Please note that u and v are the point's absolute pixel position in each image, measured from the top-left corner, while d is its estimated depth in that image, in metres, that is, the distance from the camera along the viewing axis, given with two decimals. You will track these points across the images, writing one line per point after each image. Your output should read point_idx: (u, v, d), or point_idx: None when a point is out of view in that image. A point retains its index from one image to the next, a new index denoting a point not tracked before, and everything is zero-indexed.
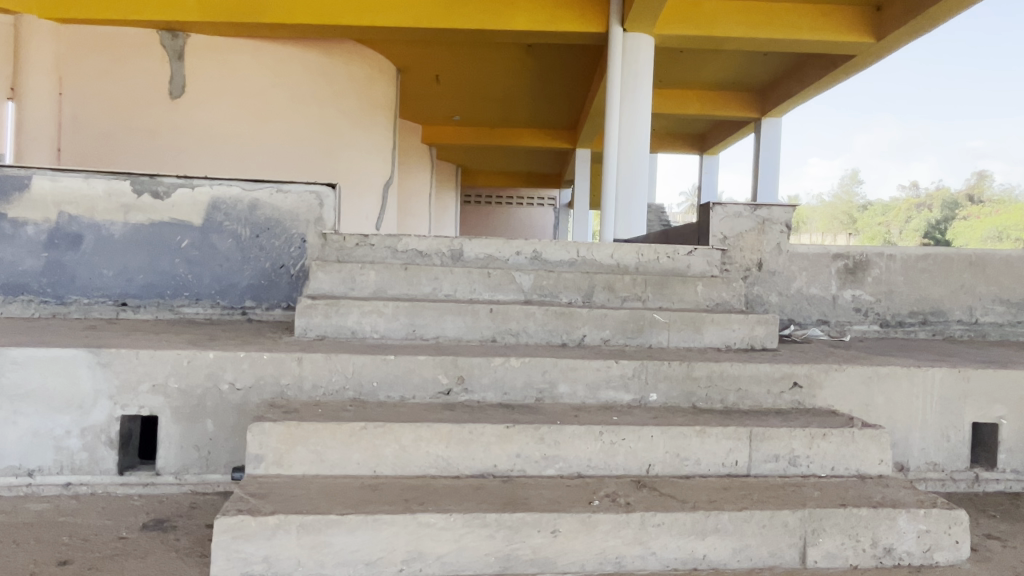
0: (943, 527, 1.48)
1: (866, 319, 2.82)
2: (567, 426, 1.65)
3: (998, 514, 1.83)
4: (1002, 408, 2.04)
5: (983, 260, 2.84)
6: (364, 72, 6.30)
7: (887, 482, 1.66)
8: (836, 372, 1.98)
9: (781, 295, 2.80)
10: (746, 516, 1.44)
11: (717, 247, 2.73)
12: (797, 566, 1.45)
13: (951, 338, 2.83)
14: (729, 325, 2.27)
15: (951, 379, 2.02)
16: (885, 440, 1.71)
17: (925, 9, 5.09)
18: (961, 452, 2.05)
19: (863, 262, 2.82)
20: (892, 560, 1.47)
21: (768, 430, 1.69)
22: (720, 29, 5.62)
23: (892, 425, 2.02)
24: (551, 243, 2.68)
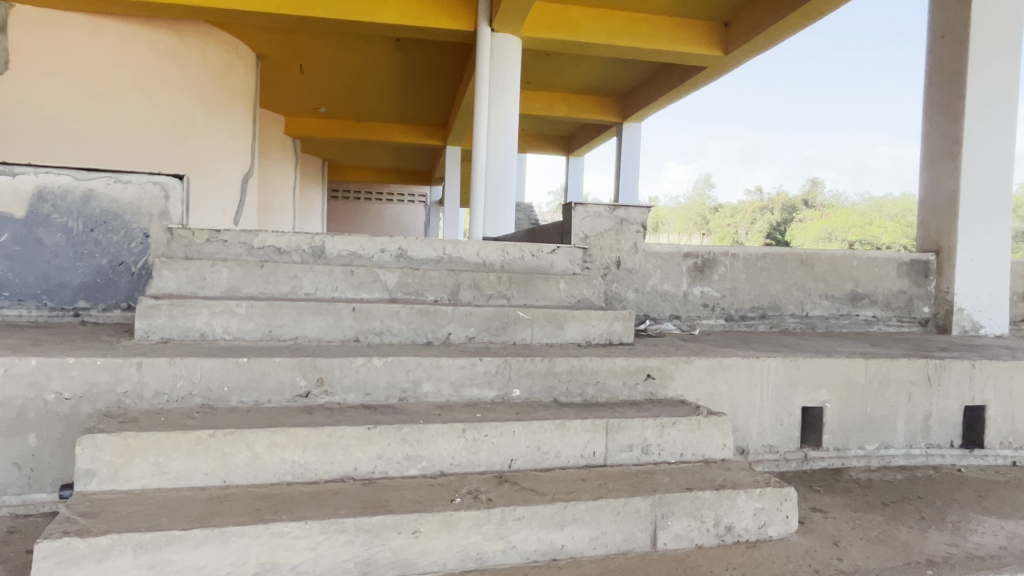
0: (775, 504, 1.62)
1: (713, 314, 3.03)
2: (429, 424, 1.64)
3: (822, 489, 2.03)
4: (827, 393, 2.26)
5: (813, 258, 3.13)
6: (220, 57, 5.92)
7: (728, 466, 1.79)
8: (685, 364, 2.11)
9: (637, 292, 2.94)
10: (602, 505, 1.49)
11: (578, 246, 2.82)
12: (648, 549, 1.53)
13: (786, 330, 3.10)
14: (590, 321, 2.36)
15: (784, 368, 2.22)
16: (726, 426, 1.85)
17: (765, 28, 5.54)
18: (792, 434, 2.25)
19: (710, 260, 3.02)
20: (732, 537, 1.59)
21: (623, 421, 1.77)
22: (583, 35, 5.82)
23: (735, 412, 2.17)
24: (417, 241, 2.65)
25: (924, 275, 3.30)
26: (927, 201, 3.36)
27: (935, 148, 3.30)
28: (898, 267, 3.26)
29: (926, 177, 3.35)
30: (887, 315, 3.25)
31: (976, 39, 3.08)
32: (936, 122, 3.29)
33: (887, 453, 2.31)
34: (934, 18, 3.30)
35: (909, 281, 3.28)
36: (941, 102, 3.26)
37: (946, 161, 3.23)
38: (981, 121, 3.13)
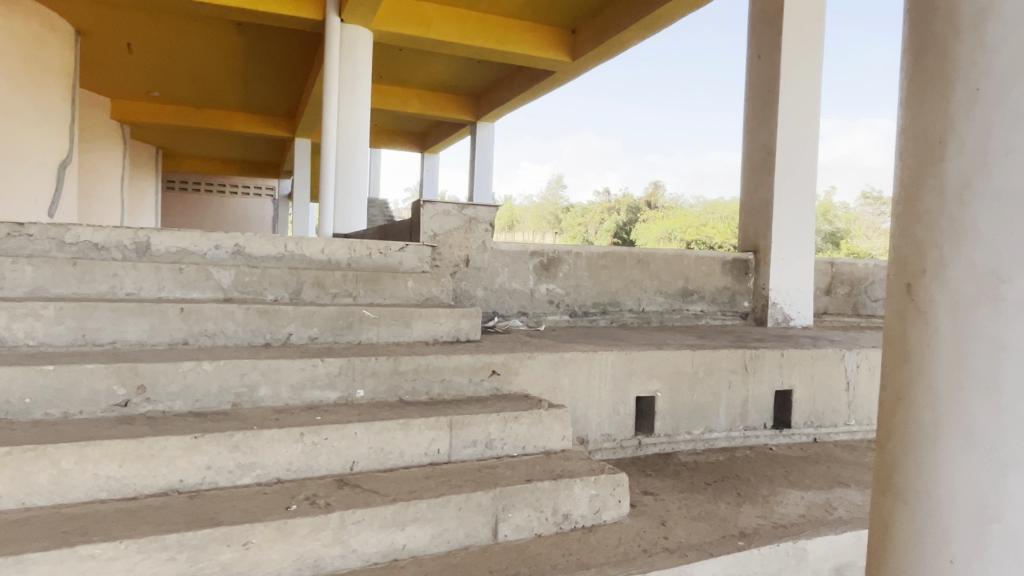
0: (609, 490, 1.71)
1: (558, 310, 3.14)
2: (264, 430, 1.57)
3: (653, 472, 2.18)
4: (658, 383, 2.42)
5: (648, 257, 3.34)
6: (30, 29, 5.30)
7: (567, 456, 1.87)
8: (528, 359, 2.18)
9: (485, 289, 2.99)
10: (443, 502, 1.50)
11: (427, 244, 2.81)
12: (490, 542, 1.56)
13: (624, 325, 3.28)
14: (437, 319, 2.37)
15: (620, 360, 2.34)
16: (566, 418, 1.93)
17: (609, 37, 5.82)
18: (628, 423, 2.38)
19: (555, 259, 3.13)
20: (570, 524, 1.66)
21: (467, 417, 1.79)
22: (435, 32, 5.82)
23: (575, 404, 2.27)
24: (256, 237, 2.52)
25: (744, 273, 3.62)
26: (748, 206, 3.69)
27: (754, 158, 3.63)
28: (723, 266, 3.55)
29: (747, 184, 3.68)
30: (714, 309, 3.54)
31: (787, 59, 3.43)
32: (754, 134, 3.62)
33: (711, 436, 2.51)
34: (752, 39, 3.64)
35: (731, 278, 3.58)
36: (759, 115, 3.59)
37: (762, 169, 3.57)
38: (791, 135, 3.49)
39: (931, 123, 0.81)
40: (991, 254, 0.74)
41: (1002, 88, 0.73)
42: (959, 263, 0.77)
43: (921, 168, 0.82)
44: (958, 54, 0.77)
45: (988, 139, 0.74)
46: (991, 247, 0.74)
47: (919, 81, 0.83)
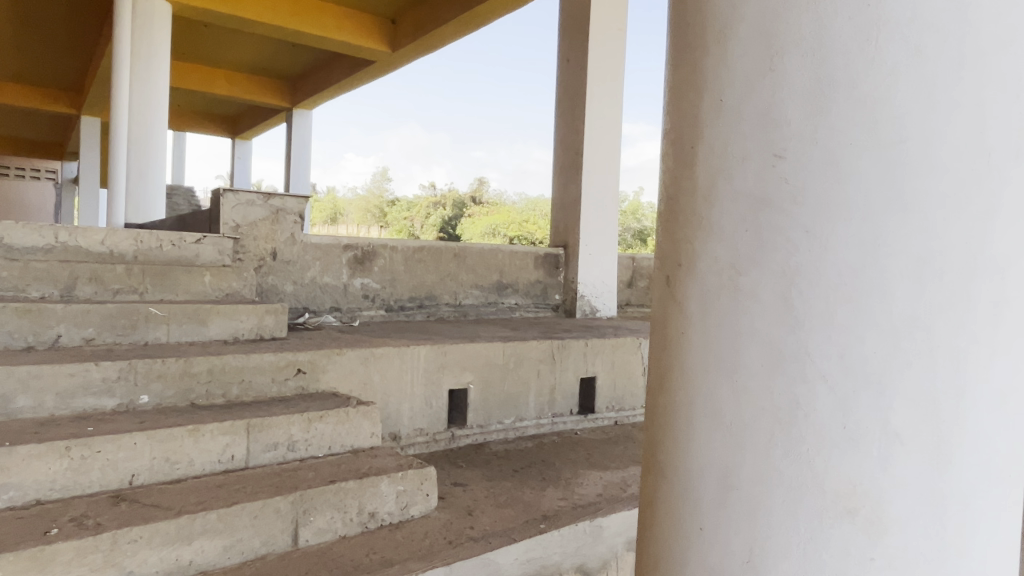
0: (416, 484, 1.70)
1: (373, 305, 3.08)
2: (20, 446, 1.38)
3: (465, 463, 2.21)
4: (470, 375, 2.45)
5: (464, 252, 3.37)
6: None
7: (375, 453, 1.83)
8: (337, 356, 2.11)
9: (295, 284, 2.85)
10: (236, 511, 1.41)
11: (229, 235, 2.62)
12: (289, 549, 1.49)
13: (441, 319, 3.29)
14: (237, 316, 2.21)
15: (432, 354, 2.34)
16: (375, 415, 1.89)
17: (429, 30, 5.82)
18: (441, 416, 2.39)
19: (369, 252, 3.06)
20: (376, 522, 1.63)
21: (266, 419, 1.69)
22: (245, 9, 5.45)
23: (386, 400, 2.24)
24: (17, 226, 2.21)
25: (555, 267, 3.78)
26: (559, 203, 3.85)
27: (564, 157, 3.80)
28: (536, 260, 3.68)
29: (558, 183, 3.85)
30: (527, 302, 3.66)
31: (593, 65, 3.62)
32: (564, 134, 3.79)
33: (521, 425, 2.60)
34: (562, 43, 3.79)
35: (544, 272, 3.73)
36: (569, 116, 3.76)
37: (571, 169, 3.75)
38: (596, 137, 3.70)
39: (685, 131, 0.79)
40: (733, 248, 0.72)
41: (739, 100, 0.72)
42: (707, 257, 0.75)
43: (679, 170, 0.80)
44: (706, 71, 0.76)
45: (728, 146, 0.73)
46: (732, 244, 0.72)
47: (678, 91, 0.82)
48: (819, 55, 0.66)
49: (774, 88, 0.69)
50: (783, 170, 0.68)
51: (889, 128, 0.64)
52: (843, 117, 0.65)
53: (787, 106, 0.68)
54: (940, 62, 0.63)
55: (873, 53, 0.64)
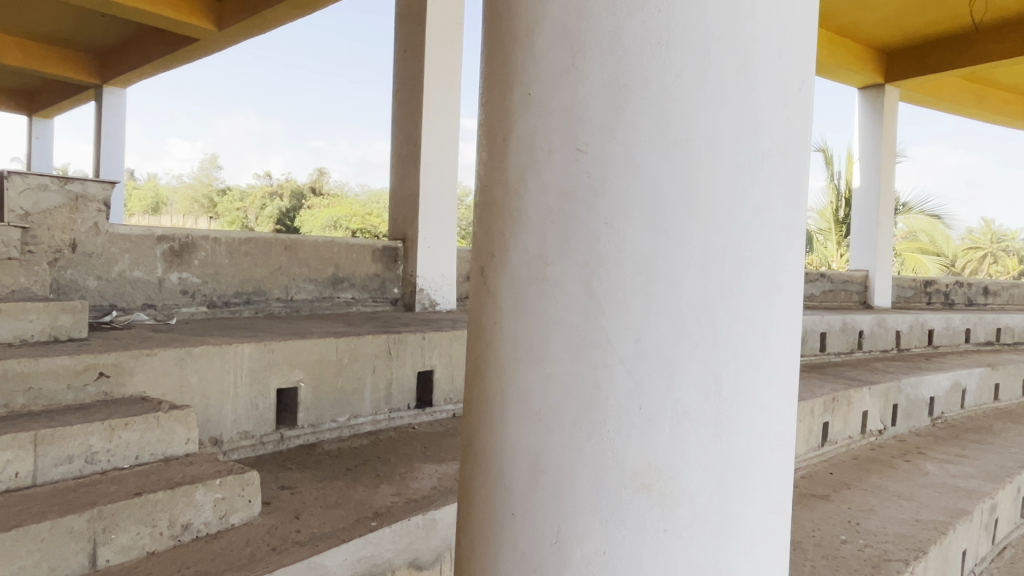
0: (237, 490, 1.60)
1: (193, 301, 2.85)
2: None
3: (294, 465, 2.11)
4: (301, 372, 2.35)
5: (296, 244, 3.22)
6: None
7: (191, 460, 1.70)
8: (146, 357, 1.93)
9: (100, 279, 2.58)
10: (16, 535, 1.25)
11: (15, 224, 2.30)
12: (85, 572, 1.35)
13: (271, 315, 3.12)
14: (25, 316, 1.95)
15: (257, 352, 2.22)
16: (191, 419, 1.75)
17: (259, 10, 5.48)
18: (268, 417, 2.27)
19: (188, 244, 2.83)
20: (190, 534, 1.51)
21: (58, 430, 1.51)
22: None
23: (206, 403, 2.08)
24: None
25: (393, 260, 3.72)
26: (397, 196, 3.79)
27: (402, 149, 3.74)
28: (373, 254, 3.60)
29: (396, 175, 3.79)
30: (364, 296, 3.57)
31: (430, 57, 3.61)
32: (402, 126, 3.73)
33: (356, 422, 2.53)
34: (399, 33, 3.72)
35: (382, 265, 3.65)
36: (406, 109, 3.72)
37: (409, 162, 3.70)
38: (433, 130, 3.68)
39: (496, 123, 0.80)
40: (540, 240, 0.74)
41: (545, 94, 0.74)
42: (518, 249, 0.76)
43: (491, 162, 0.81)
44: (515, 65, 0.77)
45: (535, 139, 0.75)
46: (540, 235, 0.74)
47: (490, 84, 0.82)
48: (616, 56, 0.70)
49: (577, 84, 0.72)
50: (586, 163, 0.71)
51: (677, 128, 0.68)
52: (639, 117, 0.69)
53: (588, 103, 0.71)
54: (718, 72, 0.69)
55: (663, 57, 0.69)
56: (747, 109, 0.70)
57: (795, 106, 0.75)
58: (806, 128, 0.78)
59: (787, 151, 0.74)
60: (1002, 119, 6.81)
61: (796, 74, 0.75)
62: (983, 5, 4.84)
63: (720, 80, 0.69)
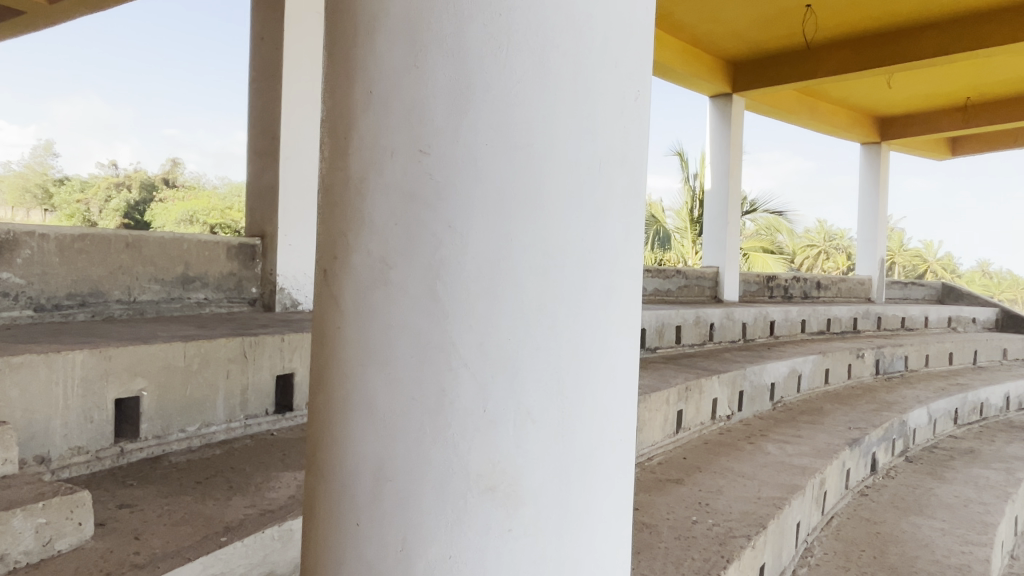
0: (65, 513, 1.46)
1: (16, 305, 2.56)
2: None
3: (136, 481, 1.95)
4: (143, 381, 2.17)
5: (140, 242, 2.98)
6: None
7: (8, 483, 1.53)
8: None
9: None
10: None
11: None
12: None
13: (110, 318, 2.86)
14: None
15: (92, 359, 2.03)
16: (9, 438, 1.57)
17: None
18: (105, 430, 2.08)
19: (9, 241, 2.53)
20: (5, 567, 1.36)
21: None
22: None
23: (29, 419, 1.88)
24: None
25: (251, 258, 3.53)
26: (254, 190, 3.60)
27: (258, 141, 3.56)
28: (227, 251, 3.40)
29: (253, 169, 3.60)
30: (218, 297, 3.36)
31: (289, 45, 3.46)
32: (260, 117, 3.55)
33: (208, 431, 2.38)
34: (255, 19, 3.54)
35: (237, 264, 3.46)
36: (263, 99, 3.54)
37: (267, 155, 3.53)
38: (293, 123, 3.53)
39: (337, 121, 0.78)
40: (383, 243, 0.72)
41: (386, 93, 0.72)
42: (360, 252, 0.74)
43: (333, 161, 0.78)
44: (356, 62, 0.75)
45: (377, 139, 0.73)
46: (382, 237, 0.72)
47: (332, 80, 0.79)
48: (458, 57, 0.69)
49: (418, 84, 0.71)
50: (427, 165, 0.70)
51: (518, 132, 0.69)
52: (480, 121, 0.69)
53: (430, 103, 0.70)
54: (558, 79, 0.70)
55: (503, 60, 0.69)
56: (587, 116, 0.72)
57: (632, 113, 0.78)
58: (643, 135, 0.81)
59: (624, 158, 0.77)
60: (830, 129, 7.54)
61: (633, 83, 0.79)
62: (814, 26, 5.32)
63: (561, 87, 0.71)
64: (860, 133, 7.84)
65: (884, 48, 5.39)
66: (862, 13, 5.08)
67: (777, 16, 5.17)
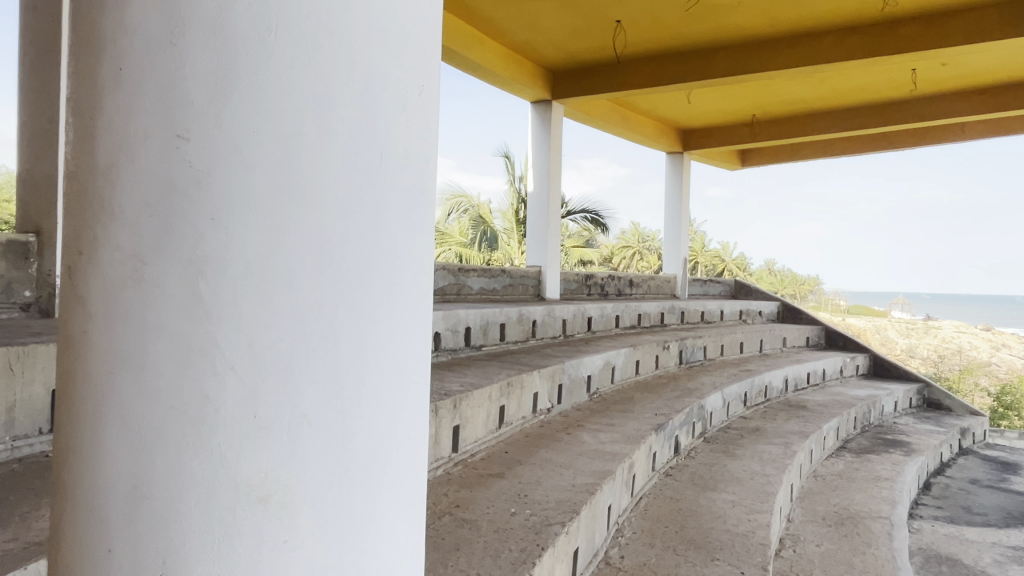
0: None
1: None
2: None
3: None
4: None
5: None
6: None
7: None
8: None
9: None
10: None
11: None
12: None
13: None
14: None
15: None
16: None
17: None
18: None
19: None
20: None
21: None
22: None
23: None
24: None
25: (24, 257, 3.04)
26: (26, 178, 3.16)
27: (31, 124, 3.13)
28: None
29: (24, 154, 3.15)
30: None
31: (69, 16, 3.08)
32: (33, 96, 3.13)
33: None
34: None
35: (5, 264, 2.97)
36: (37, 76, 3.12)
37: (43, 139, 3.12)
38: None
39: (83, 100, 0.69)
40: (135, 236, 0.65)
41: (138, 72, 0.65)
42: (110, 246, 0.67)
43: (79, 144, 0.70)
44: (102, 34, 0.68)
45: (128, 122, 0.66)
46: (133, 229, 0.65)
47: (77, 53, 0.71)
48: (221, 37, 0.64)
49: (175, 62, 0.65)
50: (187, 152, 0.64)
51: (289, 119, 0.66)
52: (247, 109, 0.65)
53: (189, 85, 0.64)
54: (333, 67, 0.68)
55: (271, 44, 0.65)
56: (366, 108, 0.70)
57: (416, 109, 0.77)
58: (430, 131, 0.80)
59: (408, 152, 0.75)
60: (640, 138, 8.10)
61: (418, 77, 0.77)
62: (622, 40, 5.68)
63: (336, 77, 0.68)
64: (665, 143, 8.52)
65: (684, 66, 5.90)
66: (664, 32, 5.52)
67: (591, 29, 5.46)
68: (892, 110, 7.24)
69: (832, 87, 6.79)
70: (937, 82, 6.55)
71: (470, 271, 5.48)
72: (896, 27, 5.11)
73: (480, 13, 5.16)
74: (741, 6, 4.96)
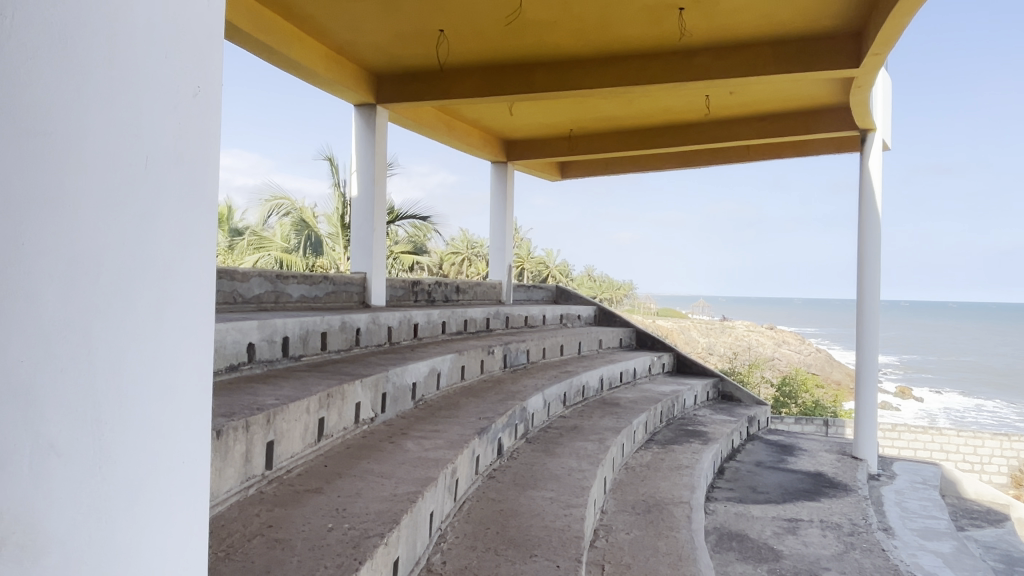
0: None
1: None
2: None
3: None
4: None
5: None
6: None
7: None
8: None
9: None
10: None
11: None
12: None
13: None
14: None
15: None
16: None
17: None
18: None
19: None
20: None
21: None
22: None
23: None
24: None
25: None
26: None
27: None
28: None
29: None
30: None
31: None
32: None
33: None
34: None
35: None
36: None
37: None
38: None
39: None
40: None
41: None
42: None
43: None
44: None
45: None
46: None
47: None
48: None
49: None
50: None
51: (30, 122, 0.61)
52: None
53: None
54: (84, 63, 0.63)
55: (10, 37, 0.60)
56: (125, 111, 0.66)
57: (190, 110, 0.73)
58: (209, 133, 0.76)
59: (180, 155, 0.71)
60: (465, 147, 8.23)
61: (191, 76, 0.73)
62: (446, 49, 5.73)
63: (91, 76, 0.63)
64: (490, 152, 8.72)
65: (505, 79, 6.08)
66: (486, 44, 5.64)
67: (415, 36, 5.45)
68: (692, 132, 7.97)
69: (640, 107, 7.34)
70: (726, 108, 7.32)
71: (289, 277, 5.23)
72: (691, 56, 5.64)
73: (299, 11, 4.95)
74: (557, 25, 5.21)
